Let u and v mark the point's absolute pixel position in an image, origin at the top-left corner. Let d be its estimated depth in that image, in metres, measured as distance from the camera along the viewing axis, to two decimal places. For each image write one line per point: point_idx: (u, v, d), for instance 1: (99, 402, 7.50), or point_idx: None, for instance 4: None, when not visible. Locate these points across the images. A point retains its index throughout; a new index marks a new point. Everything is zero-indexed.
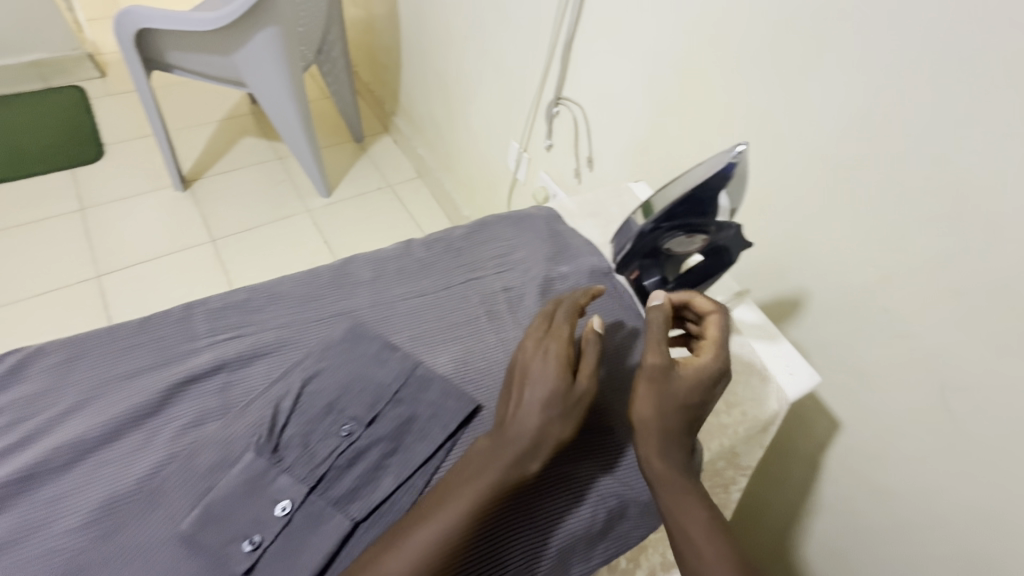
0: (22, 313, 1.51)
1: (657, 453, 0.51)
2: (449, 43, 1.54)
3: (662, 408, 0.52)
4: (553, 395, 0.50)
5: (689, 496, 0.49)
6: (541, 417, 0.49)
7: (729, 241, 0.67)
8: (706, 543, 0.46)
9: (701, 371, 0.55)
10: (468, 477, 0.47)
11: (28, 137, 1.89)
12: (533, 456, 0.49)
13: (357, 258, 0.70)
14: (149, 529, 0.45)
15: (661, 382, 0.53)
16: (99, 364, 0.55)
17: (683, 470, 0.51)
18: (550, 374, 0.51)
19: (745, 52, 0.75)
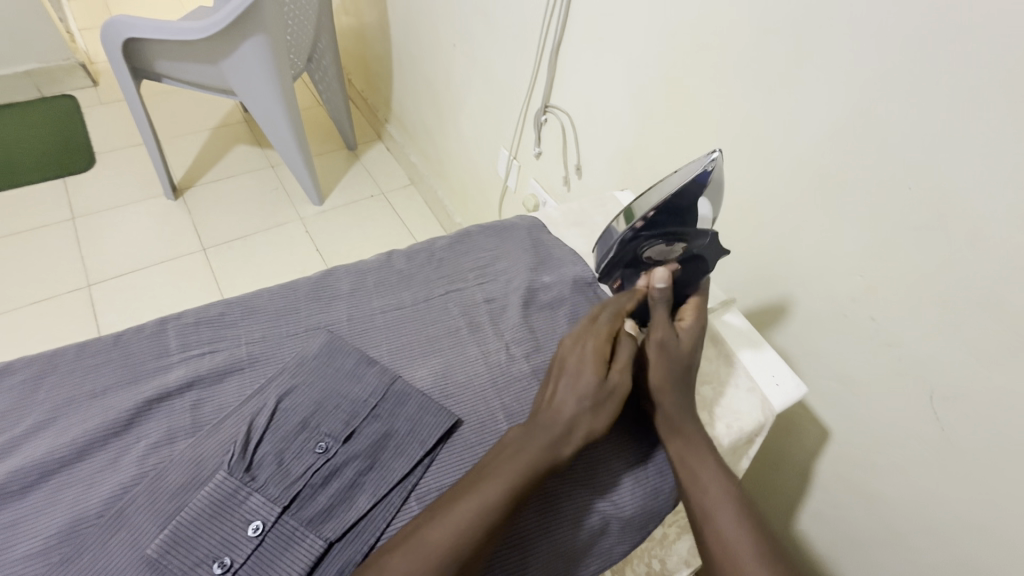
0: (11, 323, 1.50)
1: (671, 409, 0.58)
2: (439, 51, 1.54)
3: (672, 373, 0.60)
4: (587, 386, 0.54)
5: (700, 445, 0.57)
6: (576, 407, 0.53)
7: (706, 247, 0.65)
8: (714, 484, 0.54)
9: (694, 329, 0.64)
10: (508, 457, 0.49)
11: (19, 146, 1.89)
12: (566, 441, 0.51)
13: (337, 270, 0.69)
14: (114, 553, 0.44)
15: (672, 352, 0.61)
16: (64, 383, 0.53)
17: (694, 421, 0.58)
18: (590, 368, 0.55)
19: (728, 60, 0.75)
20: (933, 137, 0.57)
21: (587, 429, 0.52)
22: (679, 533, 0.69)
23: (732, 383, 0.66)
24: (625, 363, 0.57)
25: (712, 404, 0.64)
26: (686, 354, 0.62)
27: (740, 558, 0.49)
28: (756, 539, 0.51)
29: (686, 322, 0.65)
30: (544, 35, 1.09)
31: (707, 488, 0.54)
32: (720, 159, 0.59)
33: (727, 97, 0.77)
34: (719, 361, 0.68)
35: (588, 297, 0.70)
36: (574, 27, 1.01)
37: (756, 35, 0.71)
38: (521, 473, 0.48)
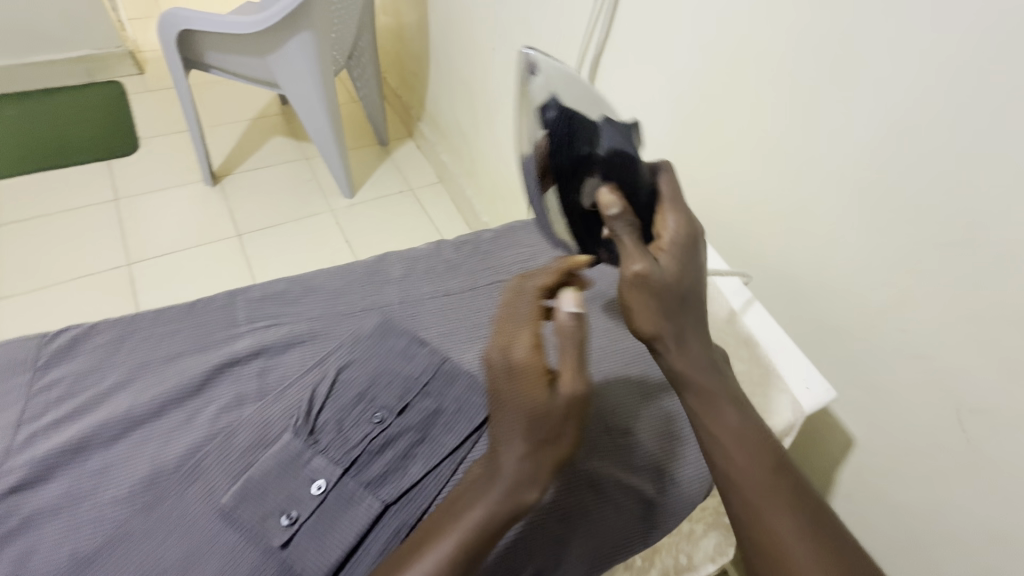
0: (57, 296, 1.57)
1: (683, 360, 0.51)
2: (476, 53, 1.58)
3: (669, 317, 0.51)
4: (532, 413, 0.45)
5: (721, 402, 0.51)
6: (523, 443, 0.44)
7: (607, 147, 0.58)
8: (736, 448, 0.49)
9: (676, 240, 0.54)
10: (459, 512, 0.44)
11: (71, 128, 1.97)
12: (522, 486, 0.44)
13: (388, 256, 0.73)
14: (192, 503, 0.48)
15: (660, 288, 0.51)
16: (143, 345, 0.57)
17: (708, 371, 0.52)
18: (542, 379, 0.45)
19: (769, 75, 0.78)
20: (973, 156, 0.59)
21: (551, 458, 0.44)
22: (706, 529, 0.71)
23: (768, 381, 0.70)
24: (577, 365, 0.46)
25: None
26: (679, 286, 0.52)
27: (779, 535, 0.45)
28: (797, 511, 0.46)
29: (665, 237, 0.55)
30: (586, 41, 1.11)
31: (728, 449, 0.49)
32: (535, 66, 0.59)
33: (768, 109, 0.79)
34: (751, 362, 0.70)
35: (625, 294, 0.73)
36: (618, 35, 1.04)
37: (801, 51, 0.72)
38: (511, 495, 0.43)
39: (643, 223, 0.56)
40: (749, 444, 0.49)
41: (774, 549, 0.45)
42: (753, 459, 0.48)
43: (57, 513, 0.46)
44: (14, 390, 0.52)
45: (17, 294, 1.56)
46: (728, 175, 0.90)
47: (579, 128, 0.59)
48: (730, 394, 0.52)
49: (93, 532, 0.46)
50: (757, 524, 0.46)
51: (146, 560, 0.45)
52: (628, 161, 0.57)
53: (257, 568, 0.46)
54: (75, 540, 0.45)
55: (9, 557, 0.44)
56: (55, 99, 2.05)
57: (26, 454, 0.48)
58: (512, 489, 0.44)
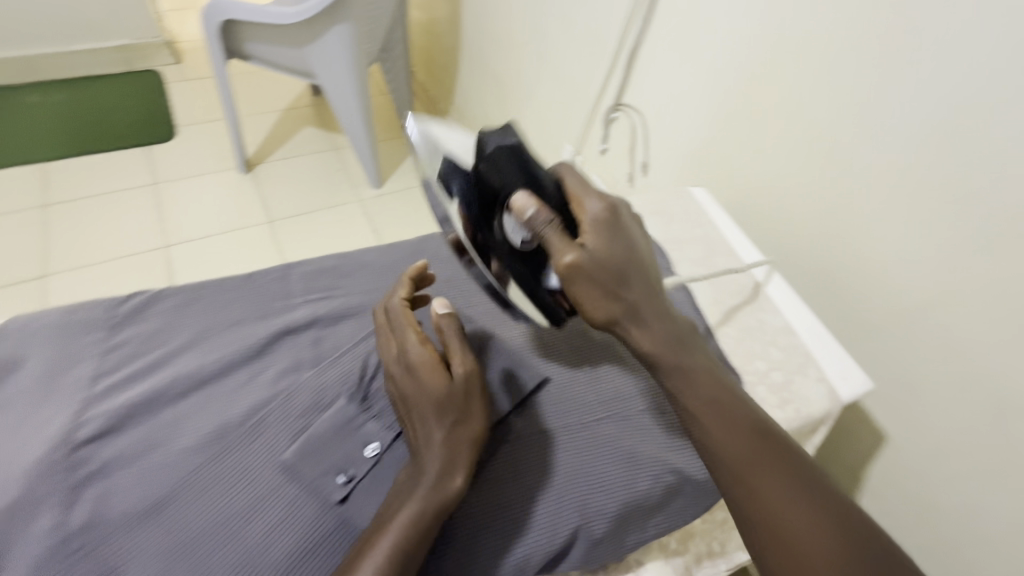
0: (98, 275, 1.63)
1: (643, 337, 0.49)
2: (509, 47, 1.59)
3: (614, 298, 0.49)
4: (439, 399, 0.49)
5: (692, 372, 0.49)
6: (437, 426, 0.48)
7: (495, 152, 0.56)
8: (714, 418, 0.47)
9: (598, 218, 0.51)
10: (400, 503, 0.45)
11: (111, 116, 2.03)
12: (449, 468, 0.46)
13: (434, 237, 0.75)
14: (256, 457, 0.50)
15: (596, 271, 0.48)
16: (207, 310, 0.60)
17: (670, 342, 0.49)
18: (422, 376, 0.50)
19: (813, 68, 0.77)
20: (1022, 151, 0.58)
21: (438, 438, 0.47)
22: None
23: (800, 369, 0.69)
24: (463, 350, 0.53)
25: (781, 389, 0.66)
26: (614, 263, 0.49)
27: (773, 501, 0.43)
28: (787, 475, 0.45)
29: (586, 219, 0.51)
30: (624, 35, 1.12)
31: (706, 421, 0.47)
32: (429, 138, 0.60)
33: (810, 102, 0.79)
34: (788, 352, 0.70)
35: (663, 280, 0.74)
36: (657, 27, 1.04)
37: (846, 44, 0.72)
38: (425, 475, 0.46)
39: (559, 208, 0.53)
40: (727, 412, 0.47)
41: (763, 510, 0.43)
42: (736, 428, 0.46)
43: (131, 459, 0.49)
44: (89, 346, 0.55)
45: (58, 272, 1.62)
46: (766, 169, 0.90)
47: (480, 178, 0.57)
48: (701, 362, 0.50)
49: (165, 478, 0.48)
50: (750, 494, 0.44)
51: (214, 507, 0.47)
52: (521, 160, 0.56)
53: (317, 520, 0.48)
54: (148, 486, 0.48)
55: (87, 499, 0.46)
56: (96, 87, 2.11)
57: (105, 405, 0.51)
58: (425, 469, 0.46)
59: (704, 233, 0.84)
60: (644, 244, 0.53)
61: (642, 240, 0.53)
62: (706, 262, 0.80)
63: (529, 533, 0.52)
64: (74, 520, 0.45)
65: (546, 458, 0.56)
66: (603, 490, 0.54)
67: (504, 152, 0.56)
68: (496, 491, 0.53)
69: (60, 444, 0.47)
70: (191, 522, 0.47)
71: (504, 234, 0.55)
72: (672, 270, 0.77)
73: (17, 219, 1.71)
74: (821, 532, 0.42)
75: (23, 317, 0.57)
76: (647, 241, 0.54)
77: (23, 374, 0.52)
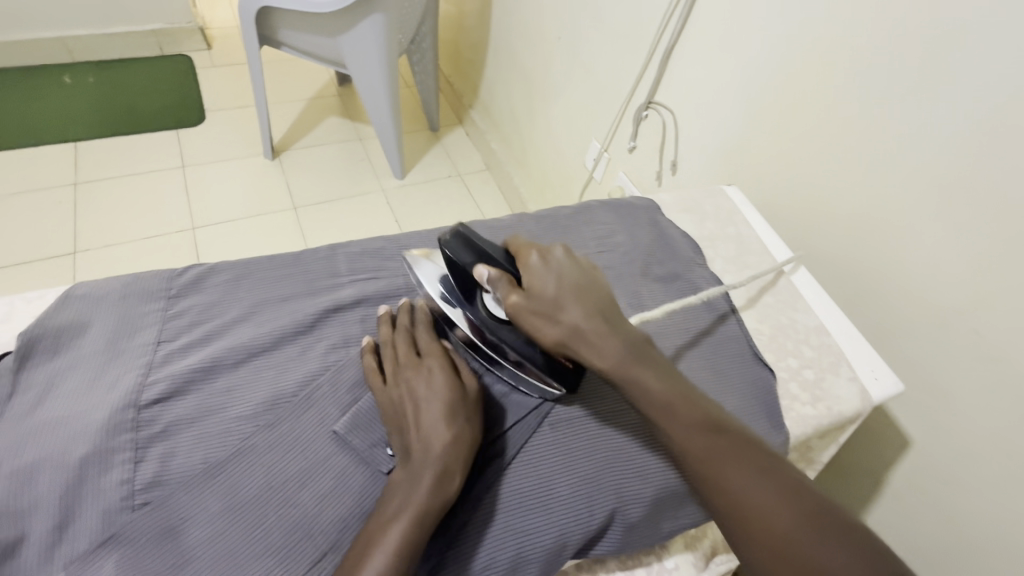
0: (120, 257, 1.56)
1: (592, 353, 0.50)
2: (541, 43, 1.59)
3: (559, 321, 0.51)
4: (451, 402, 0.51)
5: (654, 379, 0.50)
6: (447, 425, 0.50)
7: (450, 240, 0.56)
8: (676, 416, 0.48)
9: (537, 260, 0.54)
10: (409, 493, 0.46)
11: (141, 98, 1.95)
12: (453, 470, 0.48)
13: (473, 225, 0.77)
14: (307, 426, 0.52)
15: (537, 301, 0.52)
16: (260, 286, 0.62)
17: (627, 355, 0.50)
18: (437, 385, 0.52)
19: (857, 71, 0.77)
20: None
21: (445, 437, 0.49)
22: None
23: (832, 369, 0.69)
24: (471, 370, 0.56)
25: (813, 386, 0.67)
26: (554, 292, 0.52)
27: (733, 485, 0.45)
28: (749, 458, 0.46)
29: (529, 262, 0.54)
30: (661, 31, 1.12)
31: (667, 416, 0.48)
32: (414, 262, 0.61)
33: (848, 105, 0.79)
34: (823, 351, 0.71)
35: (697, 274, 0.76)
36: (694, 27, 1.04)
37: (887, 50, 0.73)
38: (430, 470, 0.47)
39: (507, 263, 0.55)
40: (685, 408, 0.49)
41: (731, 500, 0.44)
42: (691, 422, 0.48)
43: (189, 423, 0.50)
44: (151, 315, 0.58)
45: (87, 249, 1.55)
46: (800, 170, 0.89)
47: (462, 280, 0.58)
48: (656, 365, 0.51)
49: (223, 442, 0.50)
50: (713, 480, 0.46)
51: (269, 472, 0.49)
52: (471, 243, 0.56)
53: (366, 489, 0.50)
54: (207, 448, 0.49)
55: (152, 458, 0.48)
56: (128, 69, 2.03)
57: (167, 370, 0.53)
58: (430, 464, 0.48)
59: (737, 232, 0.84)
60: (586, 270, 0.55)
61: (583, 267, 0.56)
62: (739, 260, 0.80)
63: (569, 515, 0.52)
64: (140, 477, 0.47)
65: (588, 445, 0.55)
66: (642, 474, 0.55)
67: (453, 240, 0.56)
68: (542, 472, 0.53)
69: (127, 404, 0.49)
70: (247, 484, 0.48)
71: (489, 311, 0.56)
72: (706, 266, 0.78)
73: (46, 195, 1.64)
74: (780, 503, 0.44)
75: (88, 284, 0.60)
76: (594, 271, 0.56)
77: (91, 338, 0.55)
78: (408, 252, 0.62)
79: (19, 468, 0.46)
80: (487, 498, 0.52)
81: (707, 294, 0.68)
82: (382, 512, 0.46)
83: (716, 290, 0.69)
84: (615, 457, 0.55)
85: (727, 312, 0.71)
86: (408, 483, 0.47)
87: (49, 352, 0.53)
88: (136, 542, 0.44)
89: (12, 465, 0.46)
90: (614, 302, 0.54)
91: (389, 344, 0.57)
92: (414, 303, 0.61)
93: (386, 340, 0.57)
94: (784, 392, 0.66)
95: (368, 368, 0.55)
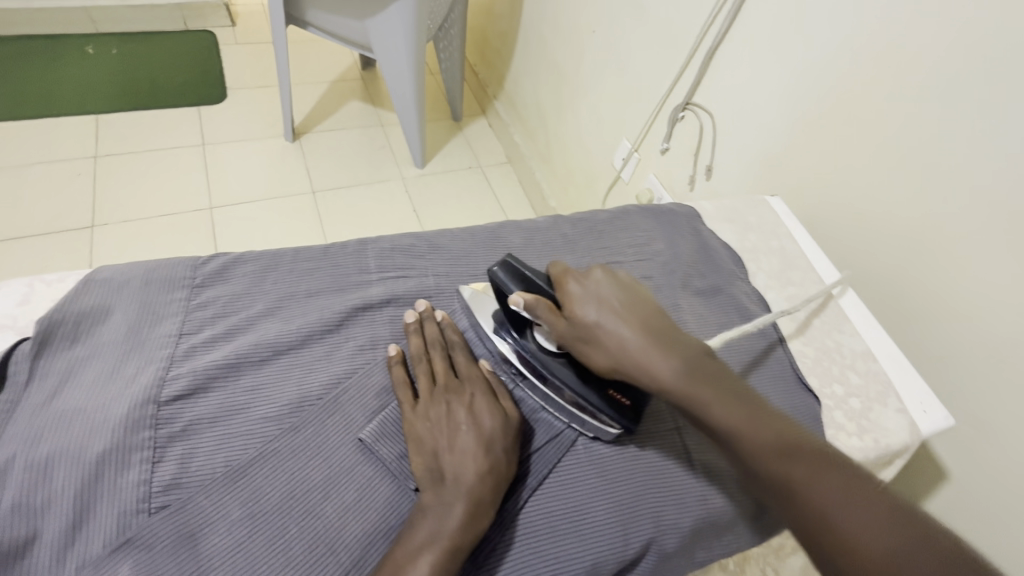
0: (136, 231, 1.53)
1: (646, 374, 0.50)
2: (573, 38, 1.49)
3: (608, 345, 0.51)
4: (495, 431, 0.50)
5: (716, 396, 0.48)
6: (489, 457, 0.48)
7: (499, 271, 0.55)
8: (745, 423, 0.47)
9: (578, 286, 0.54)
10: (445, 521, 0.44)
11: (163, 73, 1.92)
12: (489, 505, 0.46)
13: (508, 225, 0.73)
14: (333, 432, 0.50)
15: (584, 327, 0.52)
16: (286, 279, 0.60)
17: (687, 374, 0.49)
18: (480, 412, 0.51)
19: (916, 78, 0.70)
20: None
21: (484, 465, 0.47)
22: None
23: (880, 399, 0.66)
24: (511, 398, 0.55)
25: (860, 416, 0.64)
26: (599, 316, 0.52)
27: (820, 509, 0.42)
28: (818, 468, 0.44)
29: (570, 289, 0.54)
30: (704, 30, 1.01)
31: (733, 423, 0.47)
32: (469, 296, 0.60)
33: (904, 117, 0.72)
34: (869, 379, 0.68)
35: (739, 290, 0.72)
36: (740, 28, 0.94)
37: (984, 57, 0.63)
38: (465, 498, 0.45)
39: (548, 289, 0.55)
40: (753, 427, 0.46)
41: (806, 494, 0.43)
42: (760, 443, 0.45)
43: (213, 423, 0.48)
44: (173, 304, 0.55)
45: (104, 224, 1.53)
46: (840, 182, 0.83)
47: (509, 315, 0.56)
48: (716, 380, 0.50)
49: (244, 445, 0.48)
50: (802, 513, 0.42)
51: (293, 480, 0.47)
52: (519, 272, 0.55)
53: (393, 503, 0.47)
54: (228, 452, 0.47)
55: (171, 458, 0.45)
56: (152, 43, 2.00)
57: (189, 365, 0.51)
58: (466, 492, 0.46)
59: (781, 246, 0.81)
60: (627, 287, 0.55)
61: (622, 286, 0.55)
62: (782, 276, 0.77)
63: (603, 540, 0.49)
64: (159, 478, 0.44)
65: (623, 465, 0.53)
66: (680, 499, 0.53)
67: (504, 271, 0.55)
68: (574, 494, 0.51)
69: (147, 400, 0.47)
70: (270, 492, 0.46)
71: (538, 344, 0.55)
72: (748, 281, 0.75)
73: (66, 167, 1.62)
74: (880, 525, 0.40)
75: (109, 269, 0.57)
76: (636, 291, 0.55)
77: (112, 325, 0.53)
78: (464, 288, 0.61)
79: (32, 463, 0.43)
80: (517, 522, 0.49)
81: (757, 325, 0.63)
82: (412, 537, 0.44)
83: (774, 318, 0.65)
84: (651, 478, 0.53)
85: (774, 341, 0.69)
86: (441, 508, 0.45)
87: (69, 338, 0.51)
88: (152, 549, 0.42)
89: (23, 460, 0.43)
90: (661, 316, 0.54)
91: (422, 358, 0.55)
92: (444, 317, 0.59)
93: (417, 352, 0.55)
94: (829, 422, 0.63)
95: (399, 380, 0.53)
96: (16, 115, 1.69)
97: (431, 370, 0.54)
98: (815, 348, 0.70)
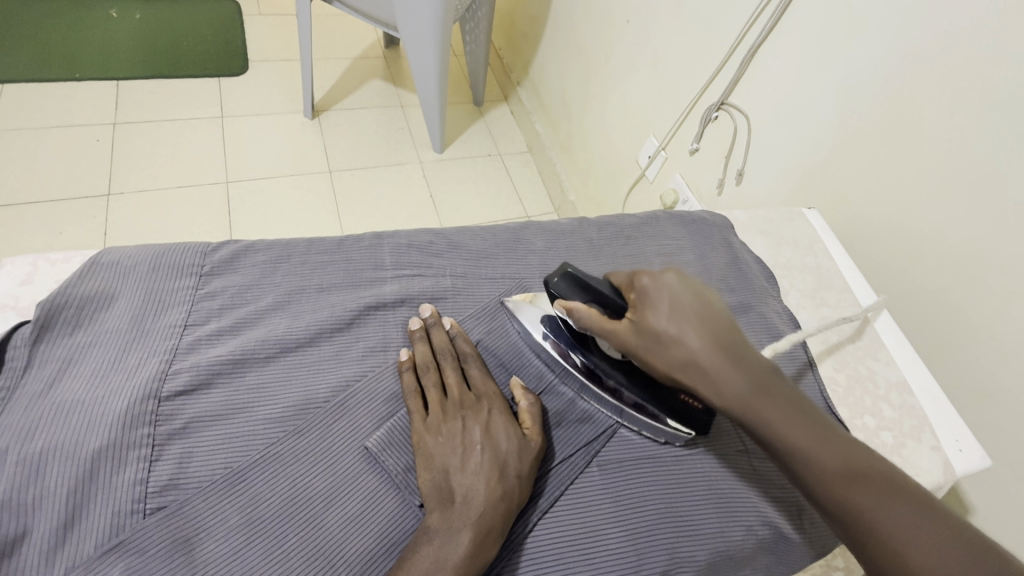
0: (152, 201, 1.52)
1: (710, 387, 0.47)
2: (606, 25, 1.42)
3: (673, 353, 0.48)
4: (513, 456, 0.47)
5: (784, 414, 0.44)
6: (503, 484, 0.46)
7: (556, 280, 0.55)
8: (796, 427, 0.44)
9: (651, 295, 0.51)
10: (449, 550, 0.42)
11: (186, 39, 1.89)
12: (497, 534, 0.44)
13: (531, 226, 0.70)
14: (338, 438, 0.47)
15: (651, 334, 0.49)
16: (298, 273, 0.57)
17: (754, 388, 0.46)
18: (496, 432, 0.49)
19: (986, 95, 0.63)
20: None
21: (496, 491, 0.45)
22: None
23: (913, 434, 0.62)
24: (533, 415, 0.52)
25: (891, 452, 0.60)
26: (668, 321, 0.49)
27: (866, 512, 0.41)
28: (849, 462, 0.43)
29: (642, 298, 0.51)
30: (748, 24, 0.94)
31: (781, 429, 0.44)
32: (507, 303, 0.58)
33: (964, 137, 0.66)
34: (902, 413, 0.64)
35: (770, 307, 0.69)
36: (788, 23, 0.87)
37: None
38: (474, 525, 0.43)
39: (611, 298, 0.53)
40: (812, 445, 0.43)
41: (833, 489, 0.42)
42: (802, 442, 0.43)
43: (214, 422, 0.46)
44: (179, 293, 0.53)
45: (120, 192, 1.52)
46: (882, 200, 0.78)
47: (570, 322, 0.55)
48: (783, 397, 0.46)
49: (246, 447, 0.45)
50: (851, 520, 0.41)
51: (293, 487, 0.45)
52: (581, 282, 0.54)
53: (397, 518, 0.45)
54: (230, 452, 0.45)
55: (169, 458, 0.44)
56: (177, 9, 1.97)
57: (192, 359, 0.48)
58: (476, 518, 0.44)
59: (816, 263, 0.77)
60: (700, 293, 0.52)
61: (695, 289, 0.52)
62: (816, 296, 0.74)
63: (614, 570, 0.46)
64: (154, 479, 0.42)
65: (635, 490, 0.50)
66: (695, 530, 0.50)
67: (566, 283, 0.54)
68: (590, 519, 0.48)
69: (147, 395, 0.45)
70: (270, 498, 0.44)
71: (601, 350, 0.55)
72: (780, 298, 0.72)
73: (86, 132, 1.61)
74: (900, 510, 0.41)
75: (115, 251, 0.55)
76: (709, 300, 0.52)
77: (115, 313, 0.51)
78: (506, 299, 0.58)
79: (25, 458, 0.41)
80: (526, 544, 0.46)
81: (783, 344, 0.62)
82: (415, 565, 0.41)
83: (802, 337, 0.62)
84: (664, 505, 0.50)
85: (804, 365, 0.65)
86: (447, 535, 0.43)
87: (70, 323, 0.49)
88: (144, 554, 0.40)
89: (15, 454, 0.41)
90: (733, 328, 0.50)
91: (431, 369, 0.52)
92: (453, 325, 0.55)
93: (425, 362, 0.52)
94: None
95: (409, 389, 0.51)
96: (40, 77, 1.68)
97: (442, 382, 0.52)
98: (846, 374, 0.66)
